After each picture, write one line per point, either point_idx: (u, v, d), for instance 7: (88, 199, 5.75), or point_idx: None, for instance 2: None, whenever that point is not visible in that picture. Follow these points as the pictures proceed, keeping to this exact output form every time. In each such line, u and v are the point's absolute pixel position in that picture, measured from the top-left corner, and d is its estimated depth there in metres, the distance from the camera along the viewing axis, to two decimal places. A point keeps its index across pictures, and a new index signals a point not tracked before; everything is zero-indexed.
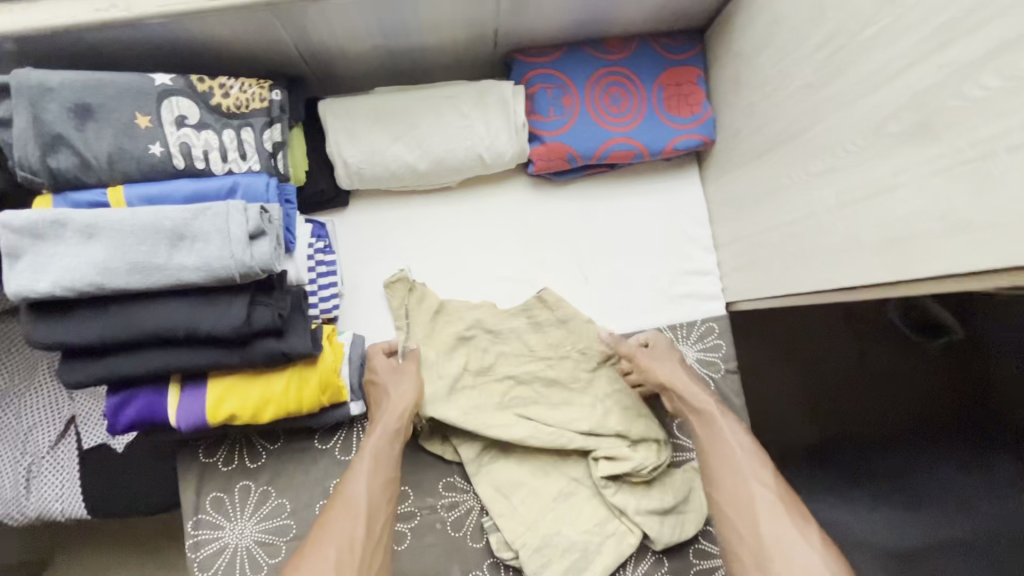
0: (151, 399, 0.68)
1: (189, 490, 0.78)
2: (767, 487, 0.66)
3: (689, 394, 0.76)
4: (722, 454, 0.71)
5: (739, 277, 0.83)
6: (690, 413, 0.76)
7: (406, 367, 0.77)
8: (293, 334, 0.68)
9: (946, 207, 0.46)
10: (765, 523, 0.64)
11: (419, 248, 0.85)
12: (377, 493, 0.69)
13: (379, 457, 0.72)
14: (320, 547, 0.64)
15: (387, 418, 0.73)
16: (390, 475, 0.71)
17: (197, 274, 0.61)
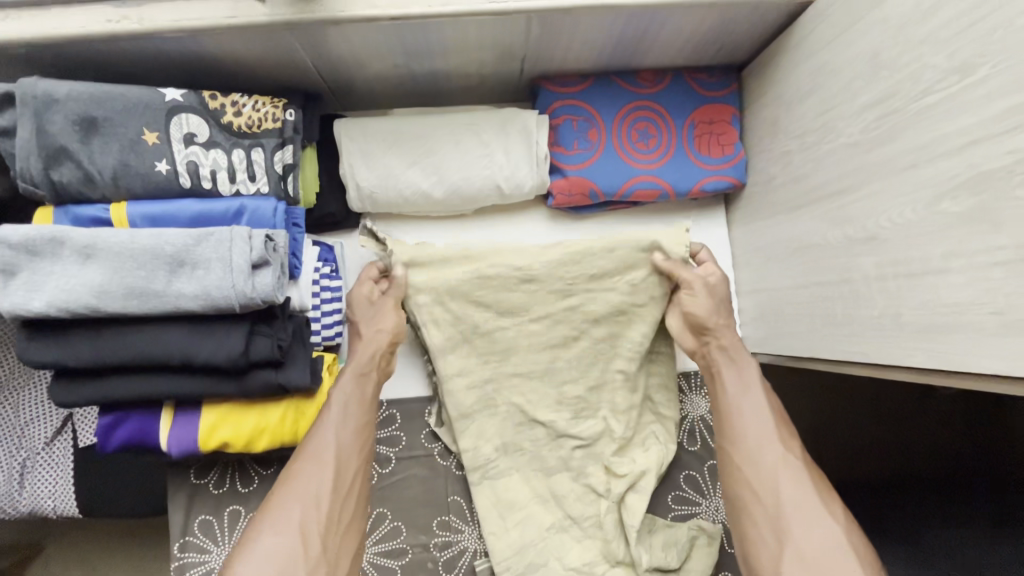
0: (143, 421, 0.66)
1: (178, 510, 0.76)
2: (794, 452, 0.62)
3: (733, 346, 0.71)
4: (751, 415, 0.65)
5: (761, 329, 0.79)
6: (718, 363, 0.70)
7: (384, 303, 0.74)
8: (292, 365, 0.66)
9: (1004, 302, 0.42)
10: (788, 487, 0.59)
11: None
12: (346, 441, 0.65)
13: (351, 403, 0.67)
14: (285, 501, 0.60)
15: (361, 358, 0.70)
16: (362, 423, 0.67)
17: (195, 303, 0.58)
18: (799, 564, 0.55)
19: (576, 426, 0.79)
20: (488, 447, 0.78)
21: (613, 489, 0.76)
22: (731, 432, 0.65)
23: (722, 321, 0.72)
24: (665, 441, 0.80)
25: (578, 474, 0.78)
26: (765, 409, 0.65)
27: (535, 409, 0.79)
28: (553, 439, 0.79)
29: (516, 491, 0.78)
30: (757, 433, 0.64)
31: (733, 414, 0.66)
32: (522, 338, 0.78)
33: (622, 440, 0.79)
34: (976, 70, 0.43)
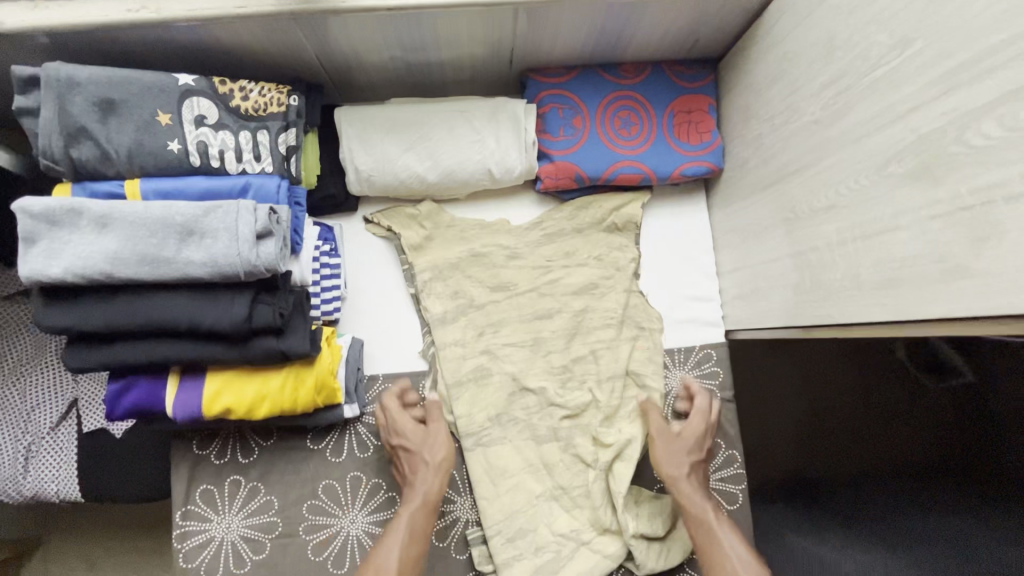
0: (150, 387, 0.70)
1: (181, 480, 0.79)
2: None
3: (698, 512, 0.74)
4: (720, 560, 0.70)
5: (740, 306, 0.83)
6: (689, 518, 0.74)
7: (436, 433, 0.79)
8: (292, 334, 0.69)
9: (944, 251, 0.46)
10: None
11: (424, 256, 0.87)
12: (407, 564, 0.70)
13: (413, 532, 0.73)
14: None
15: (422, 492, 0.75)
16: (421, 550, 0.72)
17: (203, 270, 0.62)
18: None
19: (564, 399, 0.82)
20: (481, 415, 0.82)
21: (601, 457, 0.80)
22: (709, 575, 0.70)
23: (690, 478, 0.76)
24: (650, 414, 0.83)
25: (565, 446, 0.82)
26: (739, 551, 0.70)
27: (524, 382, 0.83)
28: (543, 413, 0.82)
29: (507, 461, 0.81)
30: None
31: (712, 563, 0.70)
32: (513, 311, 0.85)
33: (607, 412, 0.82)
34: (915, 43, 0.48)
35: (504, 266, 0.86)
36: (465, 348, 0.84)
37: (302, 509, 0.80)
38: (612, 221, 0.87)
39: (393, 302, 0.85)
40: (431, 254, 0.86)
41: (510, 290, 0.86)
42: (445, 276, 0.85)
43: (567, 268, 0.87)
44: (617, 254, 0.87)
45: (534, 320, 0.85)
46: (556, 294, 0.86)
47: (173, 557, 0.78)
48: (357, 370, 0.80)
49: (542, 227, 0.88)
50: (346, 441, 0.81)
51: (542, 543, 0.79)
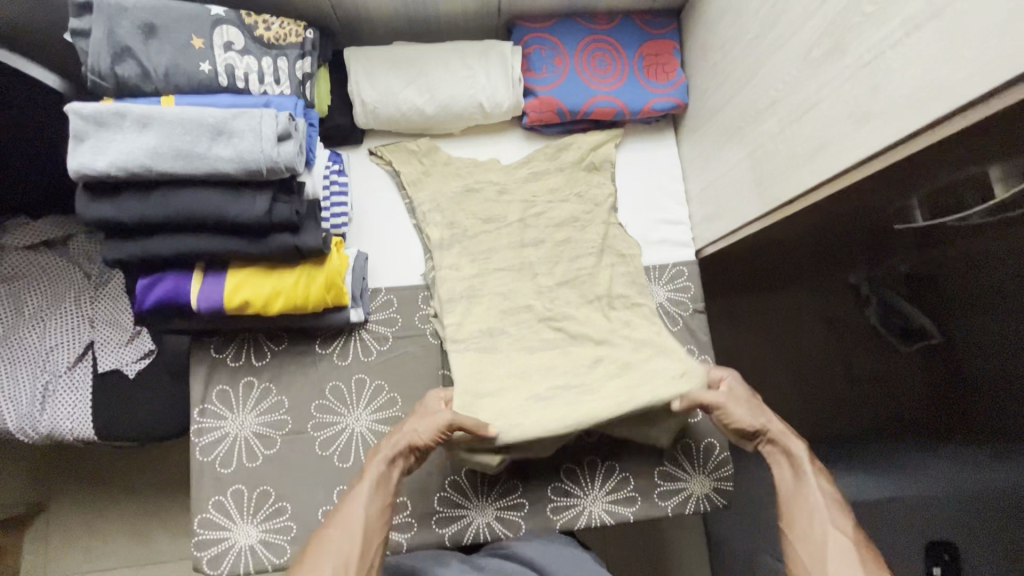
0: (177, 280, 0.77)
1: (199, 380, 0.86)
2: (843, 534, 0.70)
3: (782, 438, 0.80)
4: (806, 497, 0.75)
5: (707, 224, 0.93)
6: (780, 459, 0.79)
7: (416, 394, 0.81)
8: (306, 231, 0.78)
9: (854, 105, 0.57)
10: (836, 567, 0.68)
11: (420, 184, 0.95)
12: (374, 518, 0.72)
13: (380, 480, 0.75)
14: (316, 562, 0.67)
15: (390, 444, 0.77)
16: (387, 500, 0.75)
17: (231, 165, 0.71)
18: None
19: (554, 314, 0.89)
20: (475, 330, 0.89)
21: None
22: (788, 514, 0.74)
23: (775, 418, 0.81)
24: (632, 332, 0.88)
25: (562, 352, 0.86)
26: (819, 497, 0.74)
27: (513, 301, 0.90)
28: (532, 322, 0.89)
29: None
30: (812, 521, 0.72)
31: (792, 501, 0.75)
32: (504, 238, 0.93)
33: (596, 326, 0.88)
34: None
35: (495, 200, 0.95)
36: (459, 269, 0.91)
37: (311, 408, 0.86)
38: (591, 160, 0.97)
39: (396, 226, 0.94)
40: (428, 185, 0.94)
41: (498, 222, 0.94)
42: (441, 207, 0.93)
43: (550, 203, 0.95)
44: (595, 191, 0.95)
45: (522, 246, 0.93)
46: (541, 226, 0.94)
47: (190, 451, 0.84)
48: (363, 281, 0.88)
49: (528, 165, 0.97)
50: (352, 345, 0.89)
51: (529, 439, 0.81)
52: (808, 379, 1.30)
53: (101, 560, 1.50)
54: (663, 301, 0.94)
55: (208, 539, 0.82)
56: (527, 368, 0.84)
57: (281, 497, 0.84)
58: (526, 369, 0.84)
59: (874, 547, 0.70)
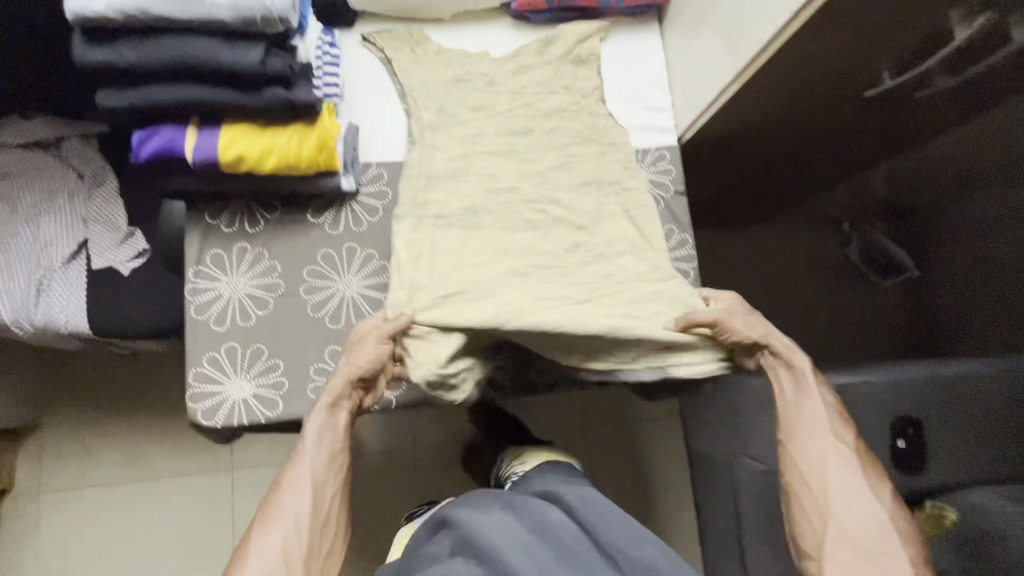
0: (173, 133, 0.80)
1: (194, 243, 0.88)
2: (844, 444, 0.76)
3: (785, 352, 0.82)
4: (810, 409, 0.78)
5: (688, 106, 0.97)
6: (780, 368, 0.82)
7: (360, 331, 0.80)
8: (300, 88, 0.80)
9: None
10: (836, 473, 0.74)
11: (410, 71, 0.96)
12: (325, 466, 0.75)
13: (326, 428, 0.77)
14: (269, 523, 0.70)
15: (332, 390, 0.78)
16: (337, 446, 0.77)
17: (226, 12, 0.73)
18: (847, 541, 0.71)
19: (540, 198, 0.93)
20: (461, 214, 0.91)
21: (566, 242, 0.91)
22: (791, 426, 0.78)
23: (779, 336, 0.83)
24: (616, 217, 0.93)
25: (544, 234, 0.91)
26: (820, 404, 0.78)
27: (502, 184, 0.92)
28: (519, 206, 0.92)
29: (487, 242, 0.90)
30: (814, 430, 0.77)
31: (791, 412, 0.79)
32: (492, 125, 0.95)
33: (581, 212, 0.93)
34: None
35: (484, 90, 0.96)
36: (446, 153, 0.93)
37: (302, 273, 0.89)
38: (577, 53, 0.98)
39: (384, 106, 0.96)
40: (419, 73, 0.96)
41: (488, 110, 0.95)
42: (432, 95, 0.95)
43: (538, 93, 0.97)
44: (582, 82, 0.98)
45: (512, 134, 0.95)
46: (530, 114, 0.96)
47: (186, 309, 0.86)
48: (354, 151, 0.90)
49: (516, 60, 0.98)
50: (343, 215, 0.91)
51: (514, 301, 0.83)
52: (875, 310, 1.49)
53: (92, 462, 1.53)
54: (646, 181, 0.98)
55: (202, 392, 0.84)
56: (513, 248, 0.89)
57: (273, 355, 0.86)
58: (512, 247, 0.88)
59: (867, 452, 0.77)
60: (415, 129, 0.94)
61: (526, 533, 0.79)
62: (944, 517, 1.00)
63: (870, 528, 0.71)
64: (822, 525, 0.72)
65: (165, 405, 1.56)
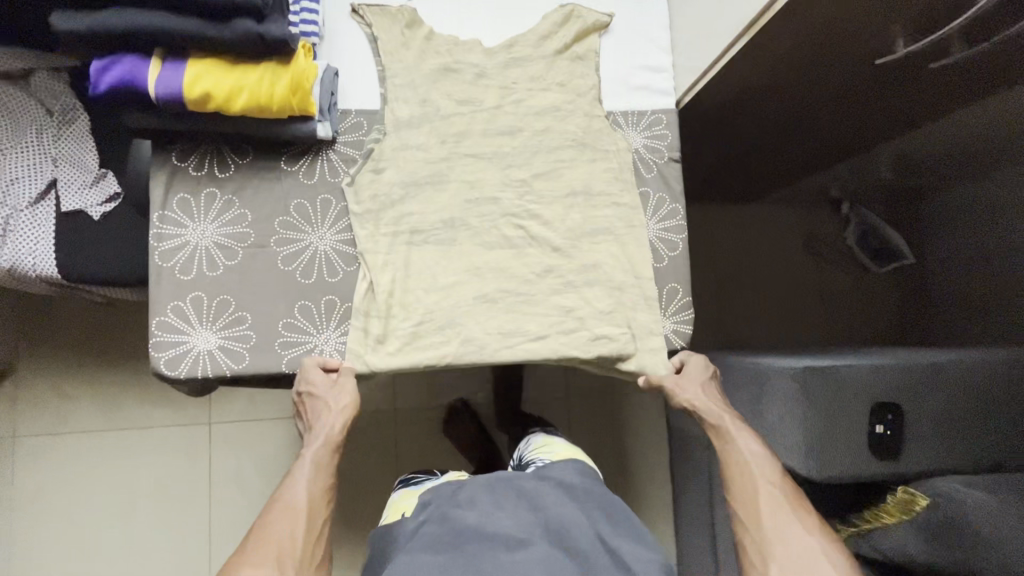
0: (134, 65, 0.74)
1: (160, 185, 0.83)
2: (774, 485, 0.80)
3: (715, 413, 0.88)
4: (739, 458, 0.84)
5: (690, 70, 0.91)
6: (709, 428, 0.89)
7: (342, 378, 0.83)
8: (271, 22, 0.74)
9: None
10: (769, 509, 0.78)
11: (392, 34, 0.89)
12: (316, 495, 0.78)
13: (319, 463, 0.81)
14: (261, 543, 0.71)
15: (329, 428, 0.82)
16: (328, 481, 0.80)
17: None
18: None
19: (520, 211, 0.89)
20: (435, 215, 0.87)
21: (538, 269, 0.89)
22: (728, 478, 0.83)
23: (711, 402, 0.89)
24: (604, 241, 0.90)
25: (519, 255, 0.89)
26: (750, 451, 0.84)
27: (480, 192, 0.89)
28: (498, 223, 0.89)
29: (467, 227, 0.88)
30: (747, 475, 0.82)
31: (730, 461, 0.84)
32: (477, 123, 0.90)
33: (562, 233, 0.90)
34: None
35: (472, 82, 0.90)
36: (426, 152, 0.88)
37: (274, 224, 0.85)
38: (573, 51, 0.92)
39: (362, 69, 0.89)
40: (406, 59, 0.89)
41: (475, 105, 0.90)
42: (415, 83, 0.89)
43: (530, 91, 0.91)
44: (578, 81, 0.92)
45: (497, 134, 0.90)
46: (520, 113, 0.91)
47: (149, 254, 0.82)
48: (332, 94, 0.85)
49: (510, 50, 0.91)
50: (318, 165, 0.86)
51: (470, 335, 0.86)
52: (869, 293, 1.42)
53: (67, 403, 1.52)
54: (639, 146, 0.93)
55: (164, 341, 0.81)
56: (488, 271, 0.88)
57: (241, 307, 0.83)
58: (486, 272, 0.88)
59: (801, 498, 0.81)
60: (388, 118, 0.88)
61: (514, 524, 0.80)
62: (915, 502, 0.99)
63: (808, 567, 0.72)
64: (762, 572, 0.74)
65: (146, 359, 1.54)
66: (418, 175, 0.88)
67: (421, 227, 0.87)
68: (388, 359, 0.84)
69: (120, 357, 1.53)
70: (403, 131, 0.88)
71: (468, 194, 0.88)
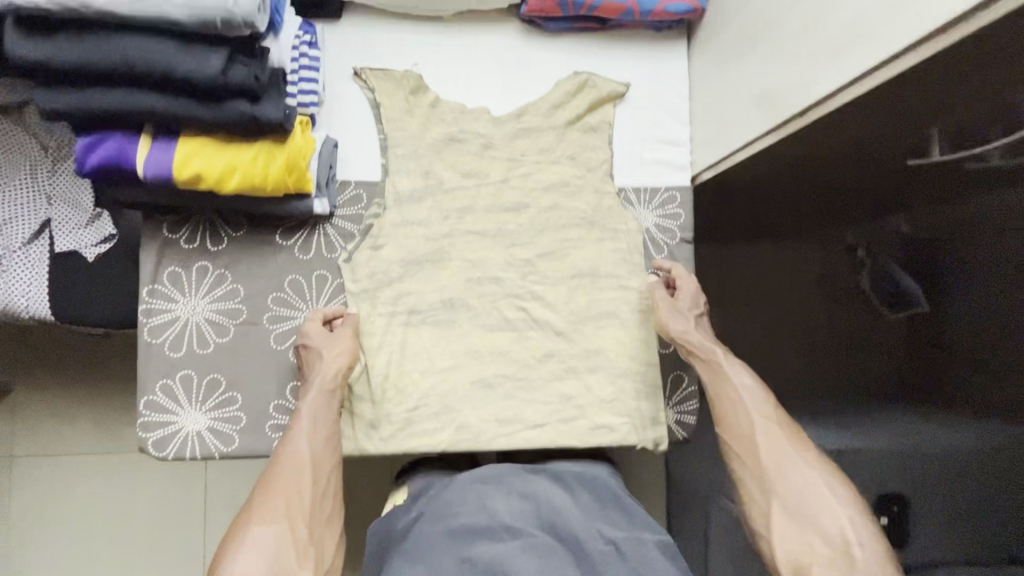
0: (122, 143, 0.70)
1: (149, 258, 0.80)
2: (766, 418, 0.75)
3: (701, 344, 0.82)
4: (727, 395, 0.79)
5: (707, 148, 0.86)
6: (697, 362, 0.83)
7: (341, 331, 0.81)
8: (267, 103, 0.70)
9: None
10: (765, 448, 0.73)
11: (397, 101, 0.85)
12: (319, 450, 0.74)
13: (319, 414, 0.76)
14: (268, 500, 0.68)
15: (324, 378, 0.78)
16: (330, 432, 0.76)
17: (180, 11, 0.63)
18: (790, 516, 0.69)
19: (522, 292, 0.86)
20: (433, 295, 0.84)
21: (539, 353, 0.86)
22: (719, 413, 0.78)
23: (700, 333, 0.84)
24: (609, 325, 0.87)
25: (520, 338, 0.86)
26: (743, 381, 0.79)
27: (482, 271, 0.85)
28: (500, 304, 0.86)
29: (467, 307, 0.85)
30: (738, 407, 0.77)
31: (719, 396, 0.79)
32: (482, 198, 0.86)
33: (565, 316, 0.86)
34: None
35: (479, 154, 0.86)
36: (428, 227, 0.85)
37: (267, 300, 0.82)
38: (586, 122, 0.88)
39: (364, 139, 0.85)
40: (409, 127, 0.85)
41: (480, 178, 0.86)
42: (418, 154, 0.85)
43: (539, 164, 0.87)
44: (590, 154, 0.88)
45: (502, 210, 0.86)
46: (527, 188, 0.87)
47: (137, 331, 0.80)
48: (331, 168, 0.81)
49: (519, 119, 0.87)
50: (315, 239, 0.83)
51: (466, 422, 0.83)
52: None
53: (63, 426, 1.51)
54: (650, 226, 0.89)
55: (153, 421, 0.79)
56: (487, 354, 0.85)
57: (231, 387, 0.81)
58: (485, 355, 0.85)
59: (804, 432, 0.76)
60: (388, 191, 0.84)
61: (505, 510, 0.76)
62: None
63: (809, 494, 0.69)
64: (763, 501, 0.71)
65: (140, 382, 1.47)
66: (419, 252, 0.84)
67: (419, 307, 0.84)
68: (381, 446, 0.82)
69: (114, 382, 1.52)
70: (404, 206, 0.84)
71: (469, 273, 0.85)
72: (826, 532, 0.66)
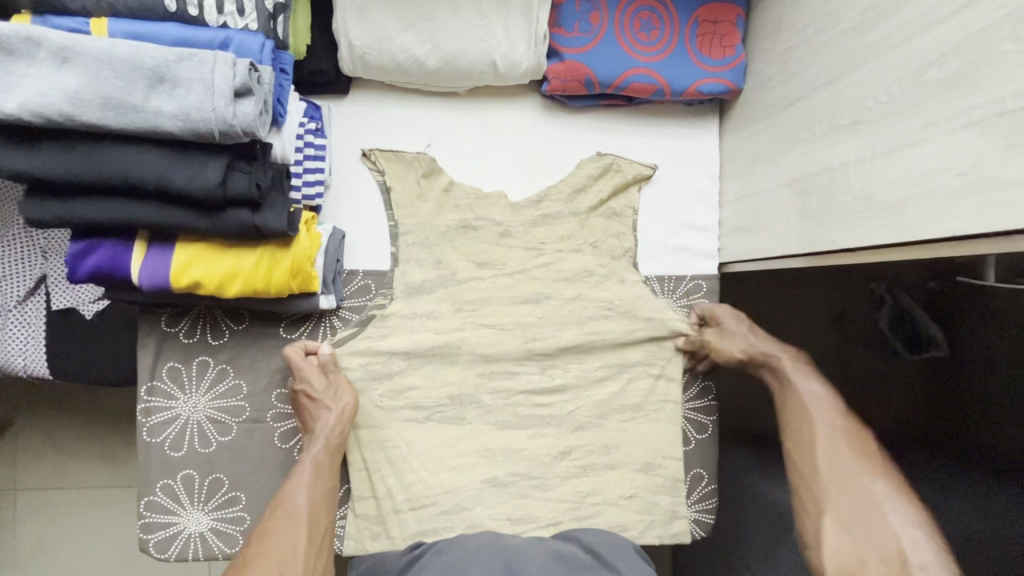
0: (115, 251, 0.66)
1: (147, 354, 0.76)
2: (829, 426, 0.70)
3: (766, 356, 0.79)
4: (790, 403, 0.75)
5: (738, 238, 0.81)
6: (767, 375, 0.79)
7: (339, 379, 0.76)
8: (269, 209, 0.65)
9: (970, 162, 0.44)
10: (822, 456, 0.68)
11: (408, 185, 0.79)
12: (317, 501, 0.70)
13: (321, 466, 0.72)
14: (265, 554, 0.62)
15: (325, 429, 0.73)
16: (330, 486, 0.73)
17: (173, 123, 0.57)
18: (845, 531, 0.62)
19: (538, 387, 0.82)
20: (443, 391, 0.80)
21: (554, 451, 0.82)
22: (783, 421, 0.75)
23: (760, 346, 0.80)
24: (629, 421, 0.83)
25: (534, 435, 0.82)
26: (812, 389, 0.74)
27: (496, 366, 0.81)
28: (515, 401, 0.82)
29: (480, 403, 0.81)
30: (801, 414, 0.73)
31: (783, 404, 0.76)
32: (496, 289, 0.81)
33: (583, 411, 0.83)
34: None
35: (494, 242, 0.81)
36: (439, 321, 0.80)
37: (271, 397, 0.79)
38: (609, 207, 0.83)
39: (373, 226, 0.80)
40: (420, 213, 0.79)
41: (495, 268, 0.81)
42: (430, 242, 0.80)
43: (558, 253, 0.82)
44: (612, 242, 0.82)
45: (519, 302, 0.82)
46: (545, 278, 0.82)
47: (136, 430, 0.76)
48: (337, 262, 0.76)
49: (538, 204, 0.82)
50: (320, 333, 0.80)
51: (476, 522, 0.79)
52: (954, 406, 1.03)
53: None
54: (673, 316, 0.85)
55: (155, 522, 0.77)
56: (500, 452, 0.81)
57: (234, 487, 0.78)
58: (497, 452, 0.81)
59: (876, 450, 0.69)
60: (397, 283, 0.79)
61: (517, 541, 0.74)
62: None
63: (868, 507, 0.63)
64: (817, 509, 0.65)
65: (115, 430, 1.29)
66: (428, 347, 0.79)
67: (430, 404, 0.80)
68: (388, 546, 0.79)
69: None
70: (415, 298, 0.79)
71: (483, 367, 0.81)
72: (883, 549, 0.59)
